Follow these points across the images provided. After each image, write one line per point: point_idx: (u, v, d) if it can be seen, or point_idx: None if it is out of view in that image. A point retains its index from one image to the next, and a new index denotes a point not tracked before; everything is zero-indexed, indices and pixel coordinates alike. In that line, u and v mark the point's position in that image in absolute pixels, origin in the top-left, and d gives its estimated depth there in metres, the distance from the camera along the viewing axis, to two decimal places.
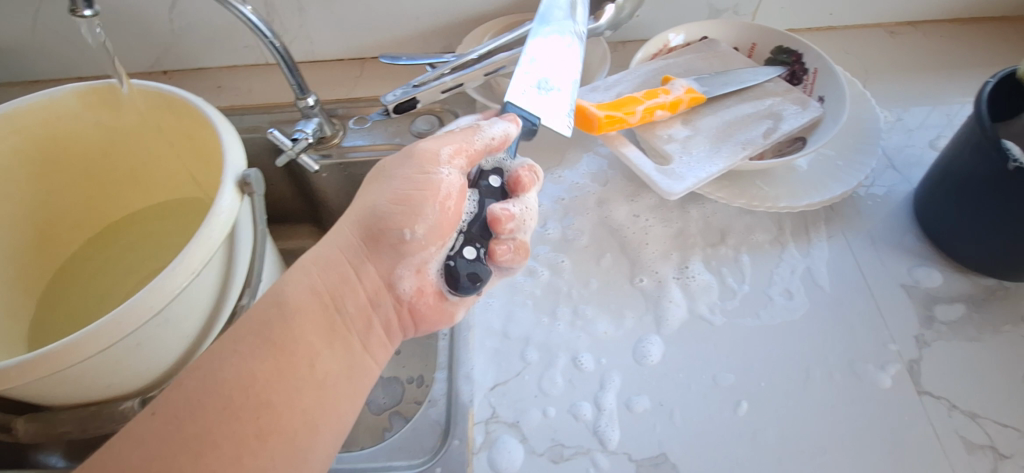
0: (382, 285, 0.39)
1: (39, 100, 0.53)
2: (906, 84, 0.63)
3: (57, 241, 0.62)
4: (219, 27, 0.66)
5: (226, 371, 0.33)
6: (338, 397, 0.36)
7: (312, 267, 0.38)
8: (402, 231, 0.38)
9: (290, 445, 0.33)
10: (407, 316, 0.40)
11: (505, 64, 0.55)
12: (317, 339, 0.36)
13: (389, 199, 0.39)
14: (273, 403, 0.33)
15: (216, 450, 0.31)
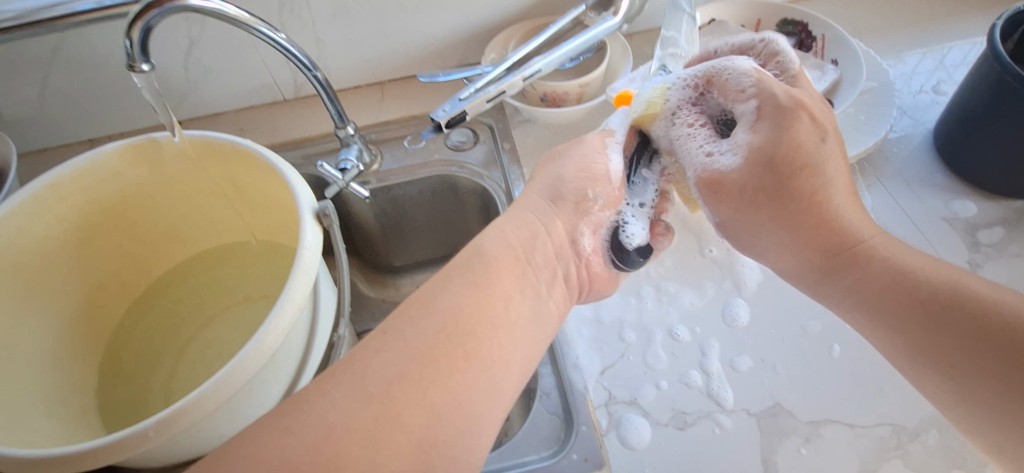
0: (568, 241, 0.47)
1: (82, 166, 0.52)
2: (897, 38, 0.69)
3: (106, 308, 0.61)
4: (235, 69, 0.65)
5: (440, 307, 0.38)
6: (524, 339, 0.40)
7: (503, 228, 0.44)
8: (586, 193, 0.46)
9: (489, 373, 0.37)
10: (585, 274, 0.47)
11: (541, 68, 0.57)
12: (510, 283, 0.41)
13: (579, 172, 0.47)
14: (471, 341, 0.37)
15: (436, 375, 0.35)
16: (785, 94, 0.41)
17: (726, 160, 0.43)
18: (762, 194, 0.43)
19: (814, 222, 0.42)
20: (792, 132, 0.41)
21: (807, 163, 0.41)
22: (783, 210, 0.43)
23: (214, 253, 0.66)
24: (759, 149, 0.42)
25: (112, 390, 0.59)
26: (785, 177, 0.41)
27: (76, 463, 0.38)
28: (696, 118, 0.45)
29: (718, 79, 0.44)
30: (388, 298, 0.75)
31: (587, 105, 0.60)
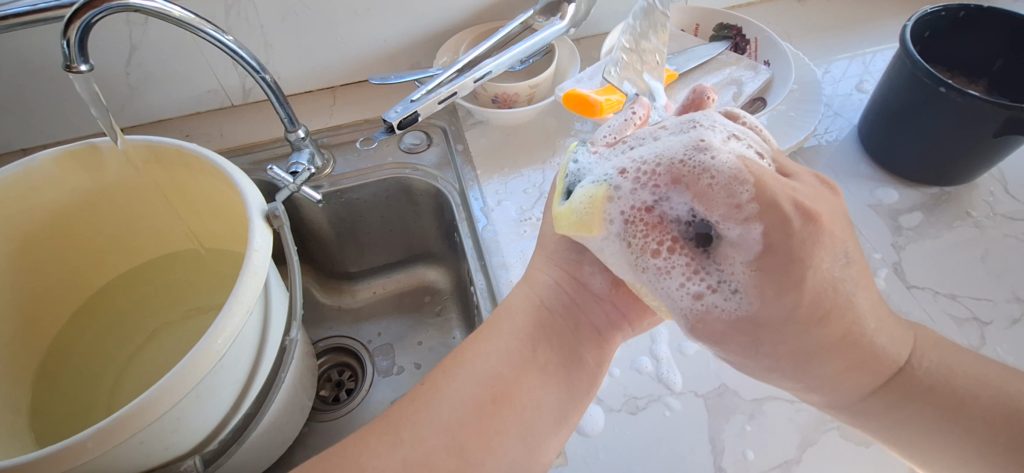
0: (580, 283, 0.44)
1: (14, 172, 0.49)
2: (821, 43, 0.75)
3: (41, 324, 0.57)
4: (179, 74, 0.64)
5: (477, 369, 0.39)
6: (559, 383, 0.40)
7: (524, 283, 0.45)
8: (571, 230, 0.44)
9: (523, 428, 0.38)
10: (614, 309, 0.44)
11: (491, 70, 0.58)
12: (537, 333, 0.42)
13: (559, 222, 0.45)
14: (507, 404, 0.38)
15: (471, 441, 0.36)
16: (796, 208, 0.30)
17: (721, 298, 0.33)
18: (770, 331, 0.33)
19: (793, 318, 0.32)
20: (812, 235, 0.30)
21: (806, 258, 0.31)
22: (790, 329, 0.32)
23: (159, 263, 0.64)
24: (762, 274, 0.31)
25: (51, 410, 0.55)
26: (793, 269, 0.31)
27: None
28: (674, 230, 0.34)
29: (688, 173, 0.32)
30: (345, 305, 0.75)
31: (537, 106, 0.62)
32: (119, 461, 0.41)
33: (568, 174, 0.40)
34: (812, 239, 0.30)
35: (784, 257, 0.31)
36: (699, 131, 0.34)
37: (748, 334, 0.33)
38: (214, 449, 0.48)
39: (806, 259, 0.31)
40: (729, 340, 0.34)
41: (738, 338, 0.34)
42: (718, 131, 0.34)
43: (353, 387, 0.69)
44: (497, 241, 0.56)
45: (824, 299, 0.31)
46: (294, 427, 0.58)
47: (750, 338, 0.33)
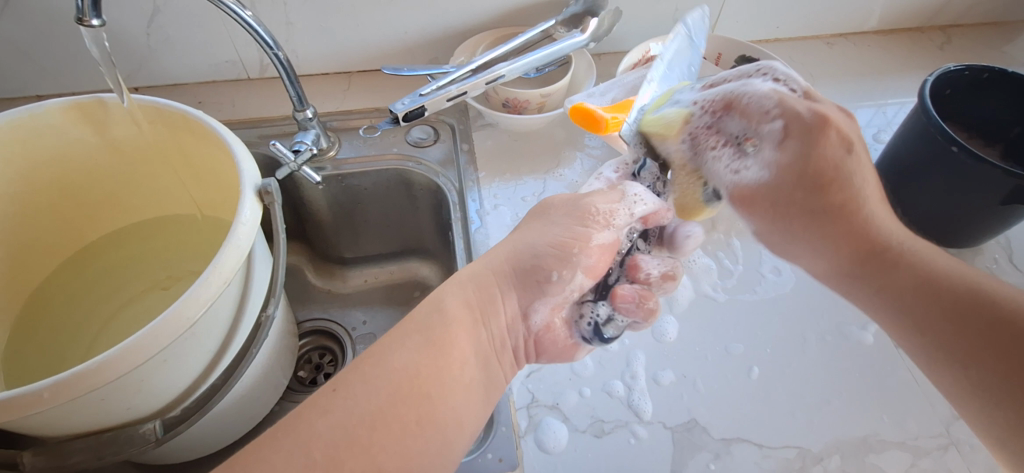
0: (518, 316, 0.44)
1: (18, 117, 0.49)
2: (844, 88, 0.74)
3: (27, 269, 0.58)
4: (199, 41, 0.64)
5: (395, 371, 0.38)
6: (471, 399, 0.40)
7: (468, 284, 0.44)
8: (550, 273, 0.44)
9: (438, 438, 0.37)
10: (535, 347, 0.45)
11: (504, 74, 0.58)
12: (465, 344, 0.41)
13: (551, 245, 0.44)
14: (428, 406, 0.37)
15: (381, 446, 0.35)
16: (809, 112, 0.42)
17: (752, 174, 0.46)
18: (789, 196, 0.45)
19: (819, 210, 0.44)
20: (827, 128, 0.41)
21: (842, 173, 0.42)
22: (796, 193, 0.44)
23: (152, 224, 0.65)
24: (794, 169, 0.43)
25: (23, 357, 0.56)
26: (827, 178, 0.42)
27: None
28: (737, 154, 0.46)
29: (740, 102, 0.45)
30: (334, 290, 0.75)
31: (547, 116, 0.61)
32: (75, 415, 0.42)
33: (670, 98, 0.49)
34: (835, 163, 0.42)
35: (823, 171, 0.42)
36: (754, 75, 0.48)
37: (781, 221, 0.46)
38: (176, 416, 0.47)
39: (826, 149, 0.42)
40: (767, 215, 0.47)
41: (784, 211, 0.46)
42: (768, 77, 0.47)
43: (331, 371, 0.69)
44: (488, 244, 0.56)
45: (834, 170, 0.42)
46: (262, 405, 0.58)
47: (769, 208, 0.46)
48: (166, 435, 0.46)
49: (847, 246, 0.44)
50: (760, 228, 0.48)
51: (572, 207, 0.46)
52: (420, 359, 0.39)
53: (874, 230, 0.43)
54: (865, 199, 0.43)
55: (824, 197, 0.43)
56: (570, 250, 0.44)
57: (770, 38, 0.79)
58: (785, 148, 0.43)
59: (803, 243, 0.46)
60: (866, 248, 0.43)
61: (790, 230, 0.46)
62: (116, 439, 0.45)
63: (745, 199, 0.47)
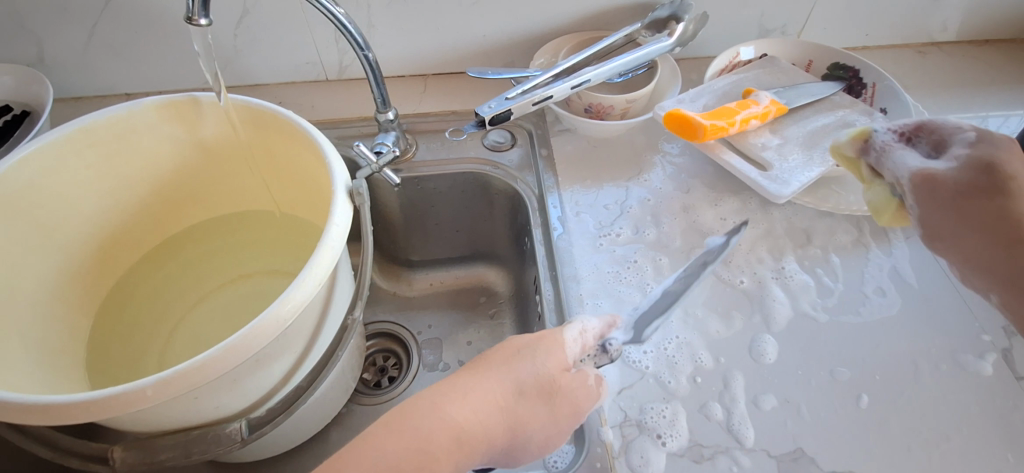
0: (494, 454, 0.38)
1: (118, 114, 0.51)
2: (941, 99, 0.70)
3: (113, 262, 0.59)
4: (283, 42, 0.65)
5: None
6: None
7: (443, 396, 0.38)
8: (504, 423, 0.39)
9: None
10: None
11: (591, 78, 0.57)
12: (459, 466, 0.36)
13: (494, 400, 0.39)
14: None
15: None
16: (987, 134, 0.45)
17: (941, 166, 0.45)
18: (974, 189, 0.43)
19: (1003, 211, 0.42)
20: (1008, 147, 0.44)
21: (1021, 187, 0.43)
22: (975, 203, 0.43)
23: (231, 220, 0.65)
24: (981, 163, 0.43)
25: (107, 349, 0.57)
26: (1001, 176, 0.43)
27: (66, 413, 0.35)
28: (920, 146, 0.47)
29: (931, 126, 0.48)
30: (401, 292, 0.75)
31: (631, 122, 0.59)
32: (169, 411, 0.41)
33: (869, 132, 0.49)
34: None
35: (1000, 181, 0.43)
36: (914, 126, 0.48)
37: (948, 208, 0.44)
38: (260, 416, 0.47)
39: (1013, 159, 0.43)
40: (929, 208, 0.44)
41: (939, 198, 0.44)
42: (930, 136, 0.48)
43: (396, 375, 0.69)
44: (570, 251, 0.55)
45: (1014, 171, 0.43)
46: (330, 408, 0.58)
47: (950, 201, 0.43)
48: (250, 435, 0.46)
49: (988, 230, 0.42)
50: (920, 206, 0.45)
51: (520, 359, 0.41)
52: (395, 455, 0.34)
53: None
54: (1021, 187, 0.43)
55: (1018, 222, 0.42)
56: (514, 404, 0.39)
57: (859, 45, 0.75)
58: (974, 148, 0.45)
59: (979, 229, 0.43)
60: (1019, 239, 0.42)
61: (963, 222, 0.43)
62: (205, 436, 0.44)
63: (921, 183, 0.44)
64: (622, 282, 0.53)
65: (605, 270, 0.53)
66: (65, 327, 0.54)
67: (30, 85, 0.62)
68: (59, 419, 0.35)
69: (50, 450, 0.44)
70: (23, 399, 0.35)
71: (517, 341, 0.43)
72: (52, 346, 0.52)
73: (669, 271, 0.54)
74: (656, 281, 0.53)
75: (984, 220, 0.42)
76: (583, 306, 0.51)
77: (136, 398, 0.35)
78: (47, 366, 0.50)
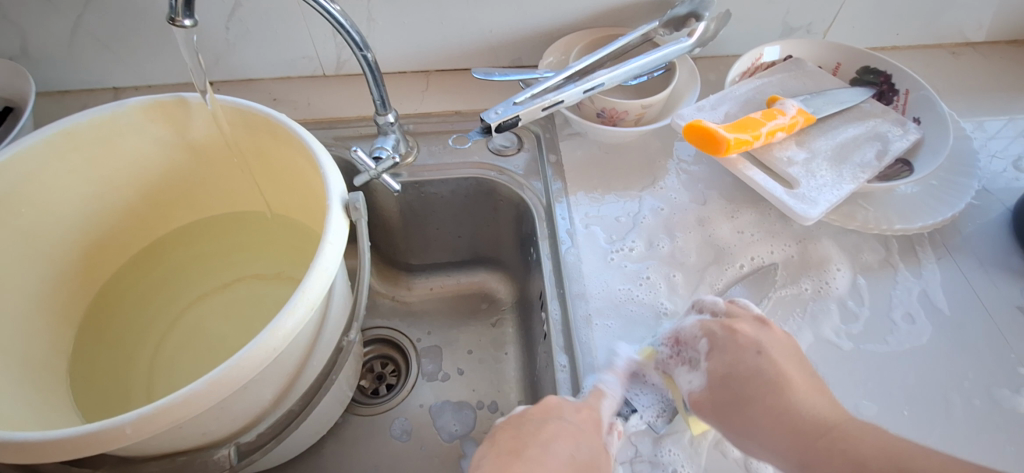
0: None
1: (101, 116, 0.48)
2: (974, 104, 0.66)
3: (101, 267, 0.57)
4: (278, 36, 0.61)
5: None
6: None
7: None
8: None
9: None
10: None
11: (604, 82, 0.53)
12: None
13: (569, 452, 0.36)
14: None
15: None
16: (721, 325, 0.42)
17: (698, 380, 0.41)
18: (721, 409, 0.39)
19: (745, 400, 0.39)
20: (737, 341, 0.41)
21: (786, 379, 0.39)
22: (710, 407, 0.40)
23: (224, 222, 0.62)
24: (720, 376, 0.40)
25: (94, 359, 0.55)
26: (745, 383, 0.39)
27: (40, 453, 0.32)
28: (686, 366, 0.42)
29: (681, 336, 0.44)
30: (400, 298, 0.72)
31: (646, 128, 0.56)
32: (152, 441, 0.39)
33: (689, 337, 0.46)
34: (773, 364, 0.40)
35: (749, 376, 0.39)
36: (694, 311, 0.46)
37: (725, 422, 0.39)
38: (251, 441, 0.44)
39: (743, 357, 0.40)
40: (721, 429, 0.40)
41: (726, 414, 0.39)
42: (683, 360, 0.43)
43: (394, 383, 0.67)
44: (580, 266, 0.52)
45: (770, 370, 0.39)
46: (326, 421, 0.56)
47: (721, 415, 0.39)
48: (239, 463, 0.44)
49: (780, 440, 0.37)
50: (719, 427, 0.39)
51: (580, 441, 0.38)
52: None
53: (801, 415, 0.37)
54: (790, 380, 0.39)
55: (758, 407, 0.38)
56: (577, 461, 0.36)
57: (887, 44, 0.71)
58: (714, 359, 0.41)
59: (761, 430, 0.38)
60: (802, 443, 0.37)
61: (749, 431, 0.38)
62: (190, 464, 0.42)
63: (699, 412, 0.40)
64: (636, 300, 0.50)
65: (615, 286, 0.50)
66: (50, 336, 0.52)
67: (13, 79, 0.59)
68: (33, 458, 0.32)
69: None
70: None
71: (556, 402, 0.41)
72: (38, 359, 0.50)
73: (684, 289, 0.50)
74: (669, 299, 0.50)
75: (763, 421, 0.38)
76: (592, 327, 0.48)
77: (114, 437, 0.33)
78: (32, 383, 0.48)
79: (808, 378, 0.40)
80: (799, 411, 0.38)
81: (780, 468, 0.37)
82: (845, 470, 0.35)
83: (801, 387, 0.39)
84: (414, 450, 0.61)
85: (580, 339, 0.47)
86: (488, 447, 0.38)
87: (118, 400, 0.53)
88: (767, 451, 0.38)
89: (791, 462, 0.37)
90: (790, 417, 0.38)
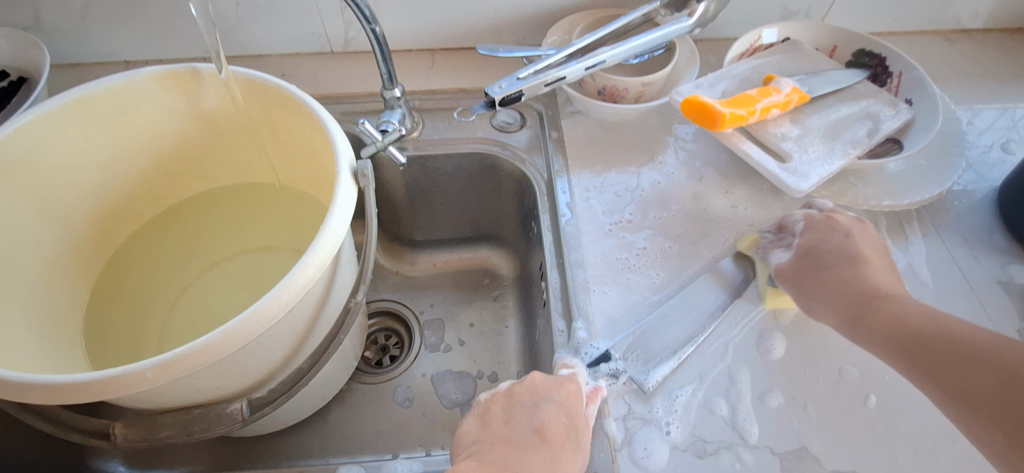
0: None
1: (116, 85, 0.49)
2: (968, 88, 0.68)
3: (113, 233, 0.59)
4: (288, 12, 0.63)
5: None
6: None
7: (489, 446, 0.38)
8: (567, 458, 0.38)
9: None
10: None
11: (605, 60, 0.54)
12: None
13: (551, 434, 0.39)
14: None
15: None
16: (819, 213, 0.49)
17: (782, 254, 0.48)
18: (812, 266, 0.46)
19: (816, 265, 0.46)
20: (830, 225, 0.48)
21: (863, 256, 0.46)
22: (805, 261, 0.46)
23: (233, 192, 0.64)
24: (807, 246, 0.47)
25: (107, 321, 0.57)
26: (826, 251, 0.46)
27: (65, 394, 0.34)
28: (782, 246, 0.49)
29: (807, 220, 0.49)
30: (403, 272, 0.74)
31: (645, 106, 0.57)
32: (166, 392, 0.41)
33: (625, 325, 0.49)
34: (862, 245, 0.46)
35: (832, 248, 0.46)
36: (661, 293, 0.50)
37: (799, 285, 0.46)
38: (261, 397, 0.46)
39: (832, 235, 0.47)
40: (798, 293, 0.46)
41: (802, 281, 0.46)
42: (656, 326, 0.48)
43: (396, 354, 0.69)
44: (579, 237, 0.53)
45: (851, 248, 0.46)
46: (332, 385, 0.58)
47: (803, 278, 0.46)
48: (251, 416, 0.45)
49: (842, 301, 0.44)
50: (795, 295, 0.46)
51: (569, 421, 0.40)
52: None
53: (863, 281, 0.44)
54: (863, 253, 0.46)
55: (858, 279, 0.44)
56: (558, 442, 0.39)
57: (884, 30, 0.72)
58: (805, 237, 0.48)
59: (833, 292, 0.45)
60: (857, 303, 0.44)
61: (822, 293, 0.45)
62: (204, 416, 0.43)
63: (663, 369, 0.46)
64: (631, 269, 0.52)
65: (612, 256, 0.52)
66: (66, 298, 0.54)
67: (27, 50, 0.60)
68: (58, 399, 0.34)
69: (50, 424, 0.43)
70: (21, 378, 0.34)
71: (540, 381, 0.43)
72: (52, 318, 0.52)
73: (678, 260, 0.52)
74: (664, 269, 0.52)
75: (835, 282, 0.45)
76: (590, 293, 0.50)
77: (133, 381, 0.34)
78: (50, 340, 0.50)
79: (879, 251, 0.47)
80: (861, 278, 0.44)
81: (832, 322, 0.45)
82: (890, 321, 0.42)
83: (874, 267, 0.45)
84: (414, 416, 0.63)
85: (578, 305, 0.49)
86: (479, 425, 0.40)
87: (129, 359, 0.55)
88: (829, 311, 0.44)
89: (882, 337, 0.42)
90: (855, 283, 0.44)
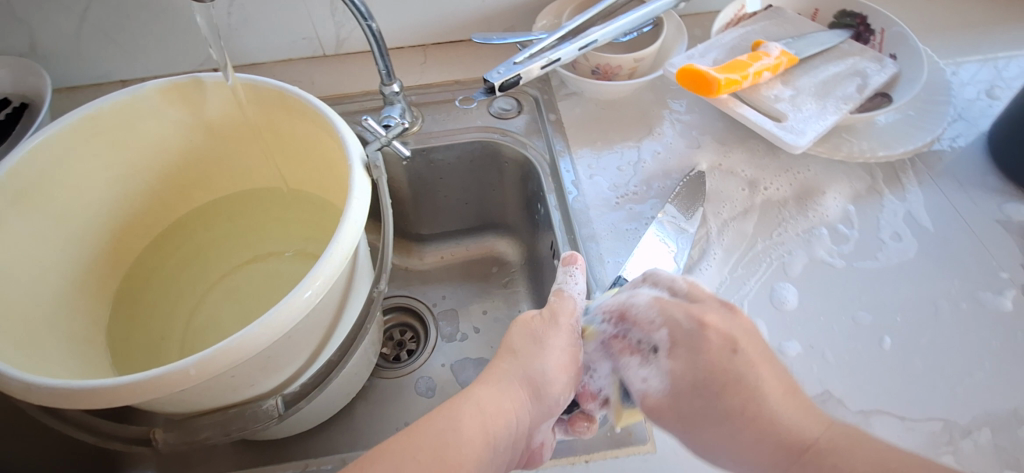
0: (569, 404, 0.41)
1: (121, 100, 0.50)
2: (948, 41, 0.69)
3: (127, 249, 0.59)
4: (280, 19, 0.64)
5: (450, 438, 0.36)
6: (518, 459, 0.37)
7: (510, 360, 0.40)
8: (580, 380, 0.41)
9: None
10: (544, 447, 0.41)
11: (597, 39, 0.56)
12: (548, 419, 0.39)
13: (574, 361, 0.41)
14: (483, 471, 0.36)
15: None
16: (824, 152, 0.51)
17: (656, 384, 0.40)
18: (693, 402, 0.39)
19: (706, 414, 0.39)
20: (704, 338, 0.40)
21: (757, 390, 0.38)
22: (694, 401, 0.39)
23: (240, 200, 0.65)
24: (680, 376, 0.40)
25: (130, 336, 0.57)
26: (715, 387, 0.39)
27: (111, 398, 0.35)
28: (639, 359, 0.41)
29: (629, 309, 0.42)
30: (413, 267, 0.75)
31: (640, 81, 0.59)
32: (205, 392, 0.41)
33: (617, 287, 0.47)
34: (748, 367, 0.39)
35: (718, 384, 0.39)
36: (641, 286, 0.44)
37: (690, 433, 0.40)
38: (294, 391, 0.48)
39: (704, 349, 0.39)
40: (683, 439, 0.40)
41: (680, 412, 0.40)
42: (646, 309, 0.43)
43: (413, 348, 0.69)
44: (587, 213, 0.55)
45: (739, 375, 0.38)
46: (358, 379, 0.59)
47: (683, 425, 0.40)
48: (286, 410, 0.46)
49: (752, 459, 0.38)
50: (679, 432, 0.40)
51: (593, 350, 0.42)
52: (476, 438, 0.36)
53: (779, 431, 0.37)
54: (761, 387, 0.38)
55: (735, 419, 0.38)
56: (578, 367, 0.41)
57: None
58: (674, 358, 0.40)
59: (738, 440, 0.38)
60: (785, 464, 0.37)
61: (710, 425, 0.39)
62: (242, 414, 0.44)
63: (658, 417, 0.41)
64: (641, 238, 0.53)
65: (621, 228, 0.54)
66: (89, 315, 0.54)
67: (26, 77, 0.61)
68: (104, 402, 0.35)
69: (93, 435, 0.46)
70: (66, 386, 0.34)
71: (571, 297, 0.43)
72: (79, 335, 0.52)
73: None
74: None
75: (733, 426, 0.38)
76: (604, 265, 0.51)
77: (178, 380, 0.35)
78: (82, 357, 0.51)
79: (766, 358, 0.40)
80: (775, 432, 0.37)
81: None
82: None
83: (776, 394, 0.38)
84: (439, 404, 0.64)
85: (593, 276, 0.50)
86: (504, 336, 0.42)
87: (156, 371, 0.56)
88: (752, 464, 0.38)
89: None
90: (766, 430, 0.37)
